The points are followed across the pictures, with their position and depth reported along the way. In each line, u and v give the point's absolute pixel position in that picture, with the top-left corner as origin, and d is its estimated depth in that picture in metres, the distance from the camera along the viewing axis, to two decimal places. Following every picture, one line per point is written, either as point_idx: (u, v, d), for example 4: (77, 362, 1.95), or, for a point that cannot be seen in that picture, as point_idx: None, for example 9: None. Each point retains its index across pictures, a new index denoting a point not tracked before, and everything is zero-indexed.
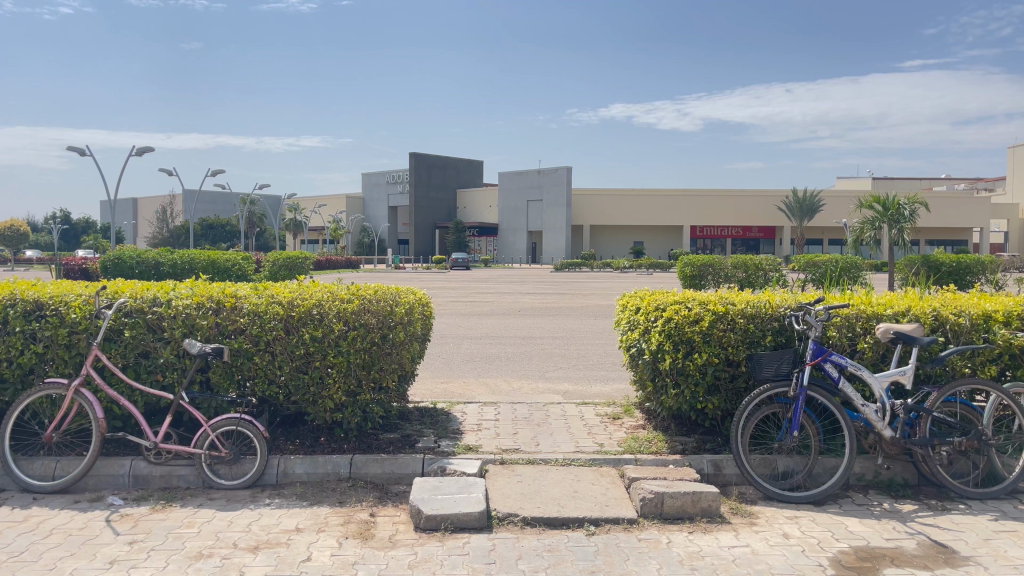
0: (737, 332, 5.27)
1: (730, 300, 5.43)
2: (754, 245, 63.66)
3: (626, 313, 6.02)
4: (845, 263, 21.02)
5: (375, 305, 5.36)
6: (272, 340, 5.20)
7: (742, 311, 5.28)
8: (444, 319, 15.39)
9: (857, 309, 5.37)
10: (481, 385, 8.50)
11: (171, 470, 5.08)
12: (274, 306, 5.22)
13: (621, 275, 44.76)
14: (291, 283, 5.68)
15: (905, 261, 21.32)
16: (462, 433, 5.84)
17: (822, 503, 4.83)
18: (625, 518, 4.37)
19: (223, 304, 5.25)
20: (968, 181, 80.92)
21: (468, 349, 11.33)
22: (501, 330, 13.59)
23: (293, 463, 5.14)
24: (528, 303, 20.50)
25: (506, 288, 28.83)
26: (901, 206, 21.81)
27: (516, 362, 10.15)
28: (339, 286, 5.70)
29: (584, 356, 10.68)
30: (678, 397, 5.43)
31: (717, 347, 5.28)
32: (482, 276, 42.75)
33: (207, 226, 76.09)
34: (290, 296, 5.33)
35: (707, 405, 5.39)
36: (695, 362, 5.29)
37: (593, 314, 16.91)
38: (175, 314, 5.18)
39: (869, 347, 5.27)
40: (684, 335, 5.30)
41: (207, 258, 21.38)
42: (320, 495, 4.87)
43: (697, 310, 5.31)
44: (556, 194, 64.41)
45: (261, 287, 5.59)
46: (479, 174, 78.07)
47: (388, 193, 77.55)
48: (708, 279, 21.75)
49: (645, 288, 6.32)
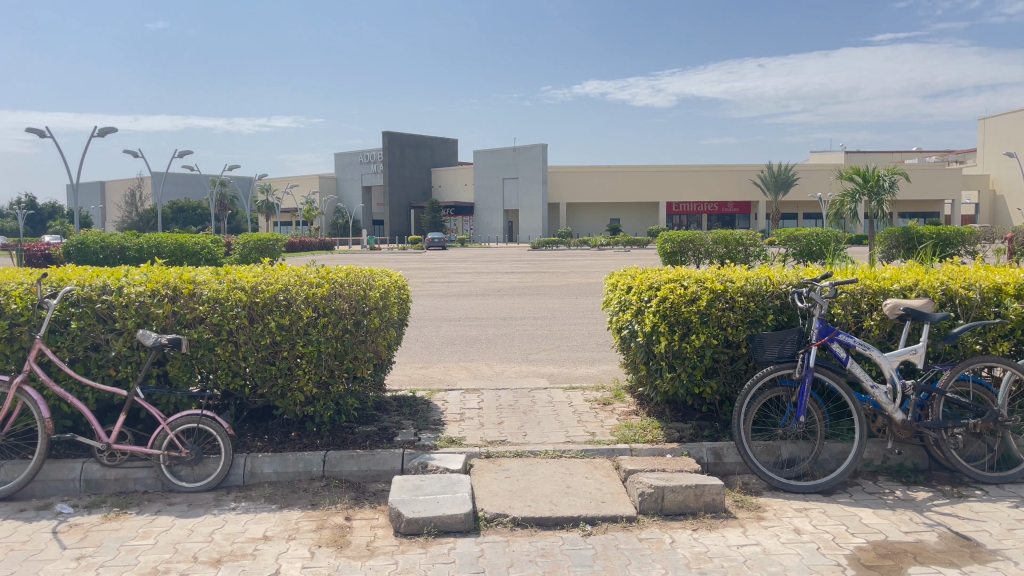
0: (736, 311, 4.91)
1: (728, 278, 5.08)
2: (730, 220, 63.60)
3: (616, 293, 5.66)
4: (825, 237, 20.72)
5: (347, 289, 4.95)
6: (234, 329, 4.78)
7: (741, 289, 4.93)
8: (421, 301, 14.94)
9: (862, 284, 5.04)
10: (462, 371, 8.12)
11: (126, 473, 4.66)
12: (237, 293, 4.79)
13: (597, 252, 44.48)
14: (255, 265, 5.26)
15: (885, 233, 21.07)
16: (443, 425, 5.46)
17: (831, 492, 4.53)
18: (623, 516, 4.03)
19: (180, 290, 4.82)
20: (938, 153, 81.21)
21: (447, 331, 10.94)
22: (482, 311, 13.20)
23: (261, 461, 4.74)
24: (507, 283, 20.08)
25: (481, 268, 28.36)
26: (881, 178, 21.37)
27: (497, 345, 9.77)
28: (307, 269, 5.27)
29: (567, 336, 10.34)
30: (675, 381, 5.08)
31: (715, 328, 4.93)
32: (460, 255, 42.21)
33: (178, 209, 74.63)
34: (254, 281, 4.91)
35: (705, 388, 5.05)
36: (692, 343, 4.93)
37: (573, 293, 16.54)
38: (127, 303, 4.75)
39: (875, 324, 4.95)
40: (680, 316, 4.94)
41: (174, 242, 20.45)
42: (290, 497, 4.48)
43: (693, 289, 4.96)
44: (531, 172, 63.87)
45: (223, 270, 5.16)
46: (453, 153, 77.21)
47: (362, 174, 76.50)
48: (688, 255, 21.45)
49: (635, 267, 5.95)
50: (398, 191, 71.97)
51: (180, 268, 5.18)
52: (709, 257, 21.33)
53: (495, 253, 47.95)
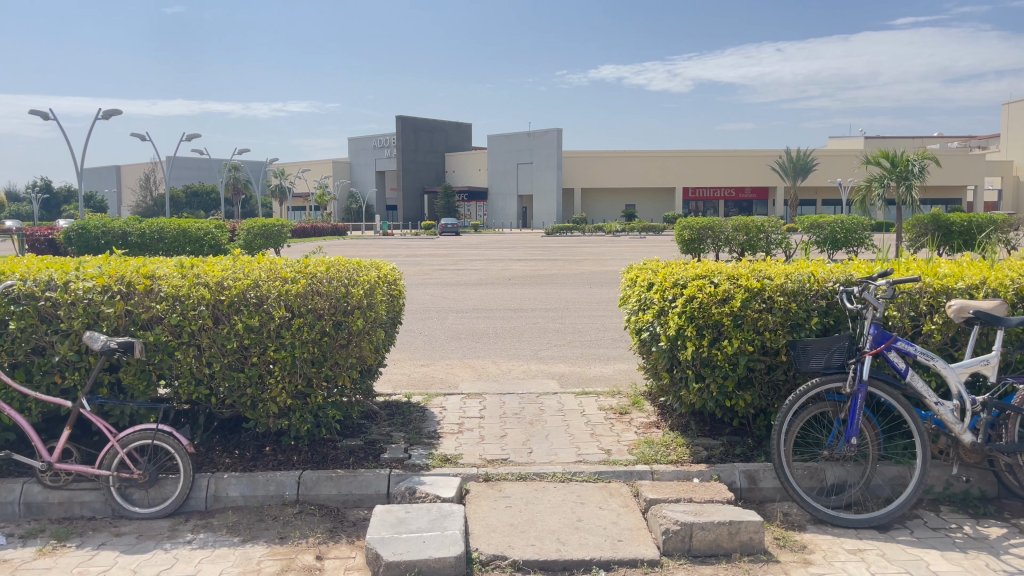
0: (776, 313, 4.22)
1: (765, 274, 4.42)
2: (747, 206, 62.56)
3: (635, 289, 4.99)
4: (851, 224, 19.89)
5: (325, 285, 4.30)
6: (196, 331, 4.16)
7: (781, 287, 4.26)
8: (428, 290, 14.30)
9: (921, 282, 4.35)
10: (466, 370, 7.49)
11: (71, 496, 4.07)
12: (201, 290, 4.17)
13: (612, 239, 43.67)
14: (226, 257, 4.66)
15: (913, 220, 20.20)
16: (438, 438, 4.83)
17: (887, 527, 3.86)
18: (643, 560, 3.39)
19: (135, 286, 4.20)
20: (961, 139, 79.53)
21: (453, 324, 10.30)
22: (491, 302, 12.56)
23: (225, 483, 4.13)
24: (519, 271, 19.40)
25: (494, 255, 27.68)
26: (910, 162, 20.42)
27: (505, 340, 9.13)
28: (285, 262, 4.63)
29: (580, 330, 9.69)
30: (703, 393, 4.42)
31: (751, 332, 4.25)
32: (472, 241, 41.40)
33: (192, 193, 74.42)
34: (221, 275, 4.29)
35: (737, 402, 4.38)
36: (723, 350, 4.26)
37: (588, 282, 15.83)
38: (74, 301, 4.13)
39: (936, 329, 4.26)
40: (709, 318, 4.28)
41: (176, 227, 19.83)
42: (256, 527, 3.86)
43: (725, 286, 4.29)
44: (546, 157, 63.03)
45: (188, 263, 4.55)
46: (467, 138, 76.40)
47: (375, 158, 75.85)
48: (708, 243, 20.66)
49: (656, 259, 5.29)
50: (412, 176, 71.32)
51: (140, 260, 4.57)
52: (729, 245, 20.55)
53: (508, 238, 47.27)
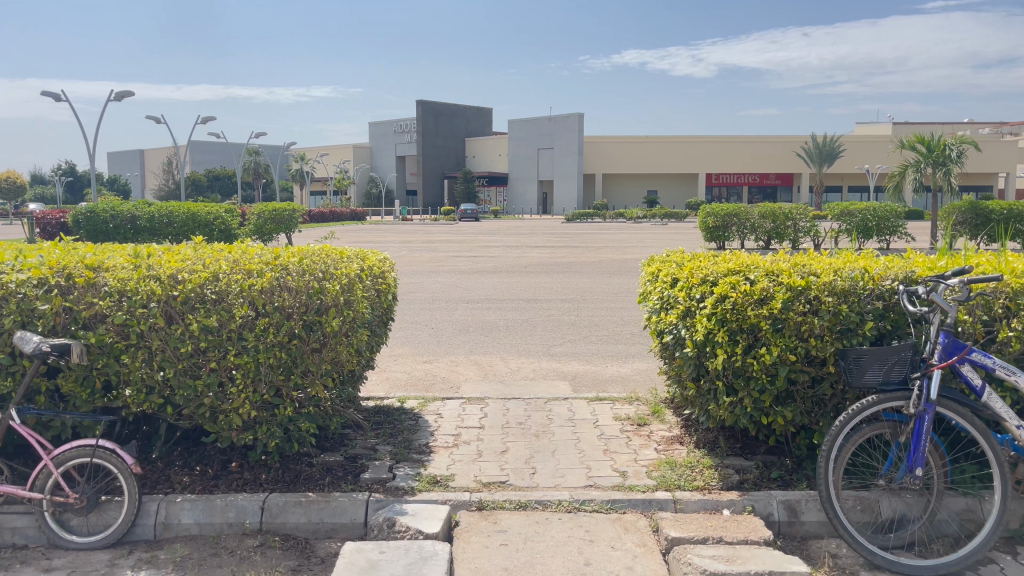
0: (824, 315, 3.58)
1: (809, 270, 3.78)
2: (771, 192, 61.30)
3: (656, 286, 4.37)
4: (884, 212, 18.98)
5: (295, 279, 3.71)
6: (146, 331, 3.59)
7: (829, 285, 3.62)
8: (439, 279, 13.68)
9: (996, 281, 3.67)
10: (471, 368, 6.88)
11: (2, 521, 3.55)
12: (151, 284, 3.60)
13: (634, 226, 42.83)
14: (189, 246, 4.08)
15: (950, 208, 19.23)
16: (428, 453, 4.24)
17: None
18: None
19: (76, 280, 3.63)
20: (994, 126, 77.43)
21: (462, 315, 9.68)
22: (504, 292, 11.93)
23: (178, 508, 3.57)
24: (535, 259, 18.73)
25: (512, 241, 27.00)
26: (948, 147, 19.39)
27: (516, 334, 8.51)
28: (254, 252, 4.05)
29: (596, 324, 9.05)
30: (736, 408, 3.79)
31: (795, 338, 3.61)
32: (490, 227, 40.71)
33: (213, 178, 74.28)
34: (177, 266, 3.72)
35: (775, 419, 3.75)
36: (760, 359, 3.63)
37: (608, 271, 15.14)
38: (5, 296, 3.56)
39: (1016, 337, 3.59)
40: (744, 321, 3.65)
41: (185, 212, 19.30)
42: (208, 564, 3.29)
43: (762, 284, 3.66)
44: (567, 142, 62.12)
45: (144, 252, 3.98)
46: (488, 122, 75.56)
47: (395, 143, 75.25)
48: (733, 231, 19.83)
49: (681, 251, 4.65)
50: (432, 161, 70.69)
51: (92, 249, 4.02)
52: (755, 233, 19.72)
53: (527, 225, 46.57)
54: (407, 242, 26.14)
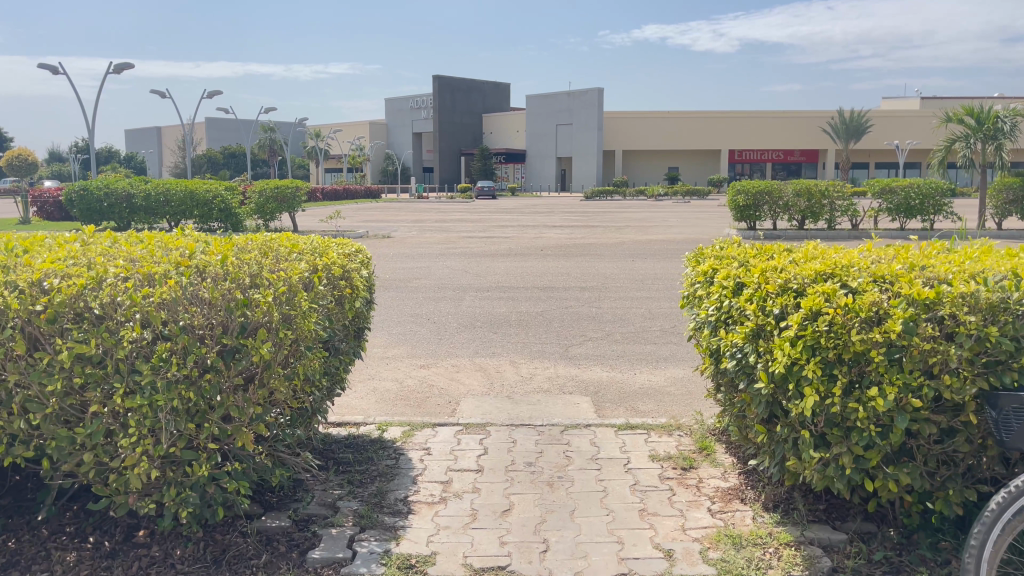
0: (964, 343, 2.47)
1: (934, 275, 2.67)
2: (795, 169, 59.58)
3: (710, 292, 3.31)
4: (928, 189, 17.67)
5: (209, 289, 2.67)
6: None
7: (966, 299, 2.51)
8: (448, 263, 12.57)
9: None
10: (475, 376, 5.80)
11: None
12: (4, 295, 2.55)
13: (655, 203, 41.50)
14: (83, 243, 3.05)
15: (1000, 185, 17.86)
16: (404, 514, 3.19)
17: None
18: None
19: None
20: None
21: (468, 307, 8.59)
22: (517, 278, 10.82)
23: None
24: (553, 240, 17.57)
25: (529, 221, 25.87)
26: (1000, 119, 17.98)
27: (528, 331, 7.43)
28: (168, 251, 3.01)
29: (621, 318, 7.95)
30: (829, 469, 2.68)
31: (918, 374, 2.52)
32: (505, 206, 39.42)
33: (229, 155, 73.45)
34: (50, 268, 2.68)
35: (887, 484, 2.65)
36: (869, 402, 2.53)
37: (630, 254, 13.98)
38: None
39: None
40: (847, 350, 2.57)
41: (183, 189, 18.28)
42: None
43: (870, 297, 2.57)
44: (587, 117, 60.57)
45: (21, 249, 2.95)
46: (505, 98, 74.07)
47: (412, 119, 73.98)
48: (765, 210, 18.56)
49: (741, 247, 3.58)
50: (449, 138, 69.37)
51: None
52: (788, 212, 18.45)
53: (545, 202, 45.29)
54: (420, 221, 25.01)
